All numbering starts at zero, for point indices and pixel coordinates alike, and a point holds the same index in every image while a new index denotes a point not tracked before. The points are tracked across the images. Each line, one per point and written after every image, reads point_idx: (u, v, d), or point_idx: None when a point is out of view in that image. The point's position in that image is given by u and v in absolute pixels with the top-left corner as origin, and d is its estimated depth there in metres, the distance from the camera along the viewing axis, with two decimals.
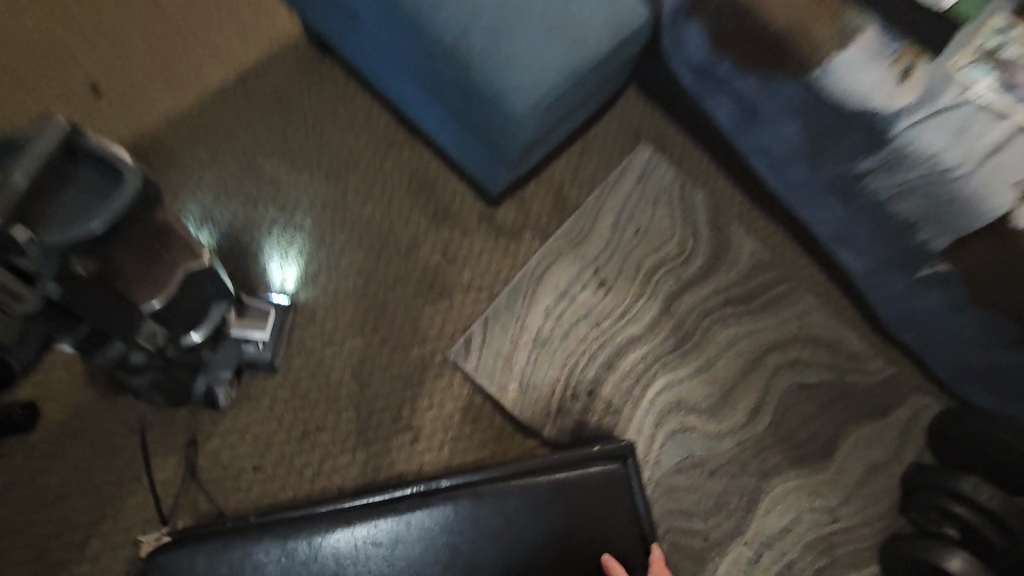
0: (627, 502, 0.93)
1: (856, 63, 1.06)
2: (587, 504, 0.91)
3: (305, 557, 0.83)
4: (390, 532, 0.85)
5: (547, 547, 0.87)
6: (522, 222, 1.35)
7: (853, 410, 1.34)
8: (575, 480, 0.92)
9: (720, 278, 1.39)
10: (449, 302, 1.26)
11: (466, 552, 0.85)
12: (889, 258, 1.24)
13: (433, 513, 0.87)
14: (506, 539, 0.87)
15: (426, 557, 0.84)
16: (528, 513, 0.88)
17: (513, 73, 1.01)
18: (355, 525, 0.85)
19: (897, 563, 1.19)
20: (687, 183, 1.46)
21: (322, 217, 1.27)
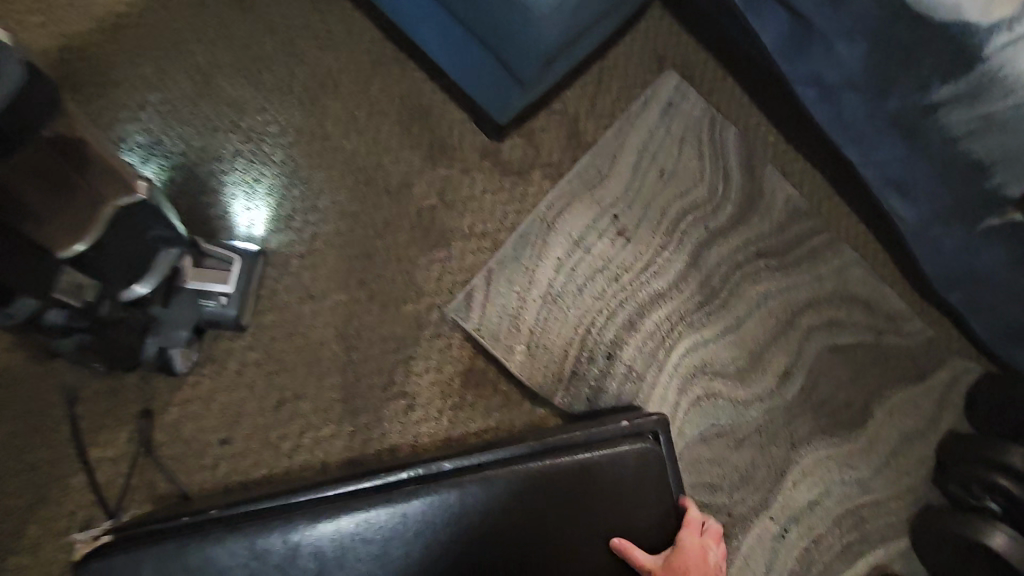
0: (658, 484, 0.81)
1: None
2: (613, 487, 0.79)
3: (280, 558, 0.70)
4: (383, 526, 0.72)
5: (568, 541, 0.76)
6: (531, 160, 1.17)
7: (889, 375, 1.23)
8: (601, 462, 0.79)
9: (752, 229, 1.24)
10: (448, 251, 1.09)
11: (473, 547, 0.73)
12: (949, 208, 1.08)
13: (434, 503, 0.74)
14: (518, 531, 0.75)
15: (426, 554, 0.72)
16: (545, 500, 0.76)
17: None
18: (341, 517, 0.72)
19: (929, 538, 1.10)
20: (719, 118, 1.28)
21: (296, 149, 1.08)
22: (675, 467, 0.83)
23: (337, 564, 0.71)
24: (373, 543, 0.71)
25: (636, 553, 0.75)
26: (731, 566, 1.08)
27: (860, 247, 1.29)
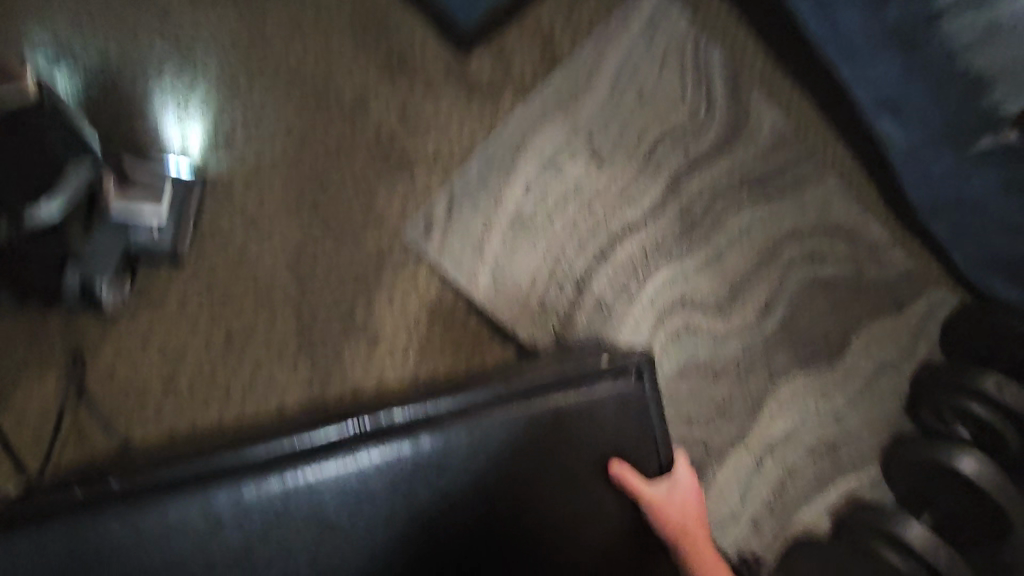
0: (638, 426, 0.77)
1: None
2: (592, 430, 0.75)
3: (218, 522, 0.65)
4: (333, 483, 0.67)
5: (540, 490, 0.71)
6: (501, 77, 1.07)
7: (866, 307, 1.21)
8: (575, 407, 0.74)
9: (736, 156, 1.18)
10: (410, 177, 0.99)
11: (433, 501, 0.69)
12: (943, 128, 1.03)
13: (390, 456, 0.69)
14: (484, 482, 0.70)
15: (385, 509, 0.68)
16: (513, 449, 0.71)
17: None
18: (286, 475, 0.66)
19: (898, 466, 1.11)
20: (703, 34, 1.19)
21: (233, 58, 0.95)
22: (657, 407, 0.78)
23: (285, 525, 0.66)
24: (322, 500, 0.67)
25: (637, 485, 0.74)
26: (705, 497, 1.08)
27: (846, 175, 1.25)
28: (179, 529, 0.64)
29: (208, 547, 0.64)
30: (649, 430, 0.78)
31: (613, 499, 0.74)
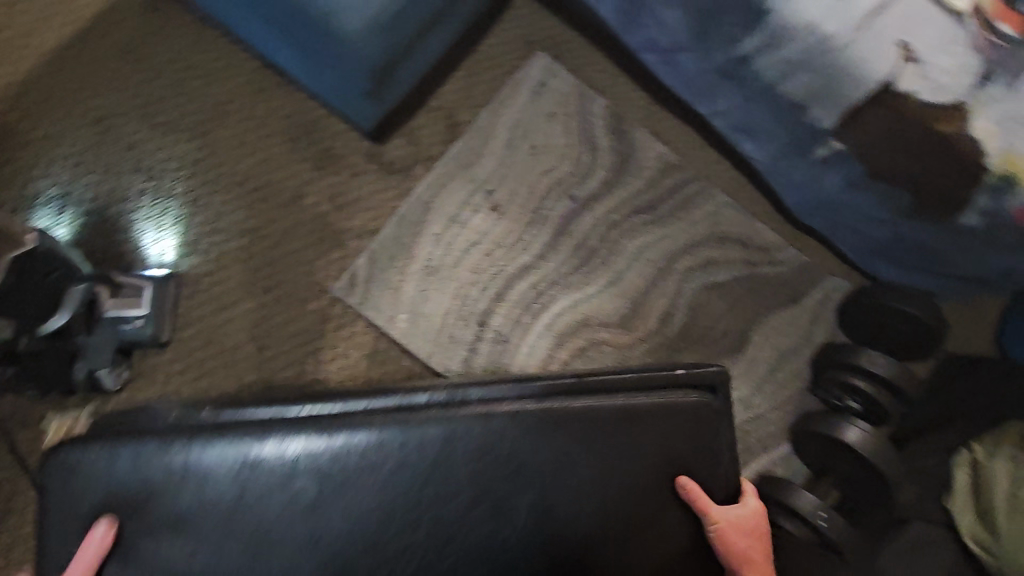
0: (711, 434, 0.86)
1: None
2: (670, 430, 0.84)
3: (320, 474, 0.77)
4: (415, 468, 0.78)
5: (610, 463, 0.81)
6: (412, 156, 1.30)
7: (762, 303, 1.37)
8: (649, 407, 0.84)
9: (625, 188, 1.38)
10: (342, 251, 1.23)
11: (500, 480, 0.79)
12: (790, 143, 1.20)
13: (471, 440, 0.79)
14: (558, 463, 0.80)
15: (458, 491, 0.79)
16: (596, 430, 0.81)
17: None
18: (374, 452, 0.78)
19: (804, 444, 1.21)
20: (587, 90, 1.40)
21: (194, 180, 1.20)
22: (729, 421, 0.88)
23: (365, 497, 0.77)
24: (391, 479, 0.78)
25: (710, 510, 0.84)
26: None
27: (731, 189, 1.42)
28: (288, 474, 0.76)
29: (298, 506, 0.76)
30: (719, 443, 0.87)
31: (675, 514, 0.84)
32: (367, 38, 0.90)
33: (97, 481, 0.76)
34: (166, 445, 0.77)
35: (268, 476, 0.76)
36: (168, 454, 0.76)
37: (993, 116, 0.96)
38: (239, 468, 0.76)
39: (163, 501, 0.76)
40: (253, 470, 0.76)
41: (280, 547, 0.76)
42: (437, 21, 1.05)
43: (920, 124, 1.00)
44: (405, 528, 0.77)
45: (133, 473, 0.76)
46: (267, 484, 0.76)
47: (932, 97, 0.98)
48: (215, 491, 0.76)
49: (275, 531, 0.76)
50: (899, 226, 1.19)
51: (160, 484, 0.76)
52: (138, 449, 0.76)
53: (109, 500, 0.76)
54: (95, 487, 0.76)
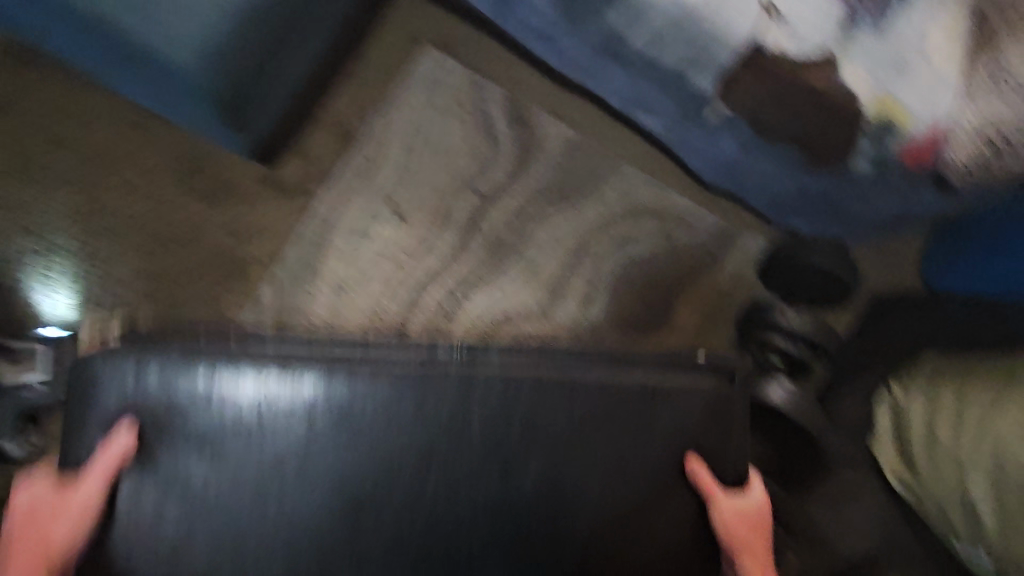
0: (726, 419, 0.88)
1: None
2: (682, 409, 0.87)
3: (333, 419, 0.81)
4: (426, 417, 0.82)
5: (621, 419, 0.85)
6: (307, 174, 1.27)
7: (683, 271, 1.37)
8: (673, 387, 0.86)
9: (532, 175, 1.35)
10: (248, 281, 1.22)
11: (512, 418, 0.83)
12: (681, 112, 1.18)
13: (485, 386, 0.83)
14: (570, 409, 0.84)
15: (463, 432, 0.82)
16: (615, 393, 0.85)
17: (168, 33, 0.86)
18: (388, 401, 0.82)
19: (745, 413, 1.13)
20: (481, 80, 1.36)
21: (81, 232, 1.18)
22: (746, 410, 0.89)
23: (374, 442, 0.81)
24: (401, 425, 0.82)
25: (716, 495, 0.86)
26: None
27: (640, 161, 1.41)
28: (303, 417, 0.81)
29: (306, 449, 0.81)
30: (732, 426, 0.88)
31: (682, 495, 0.86)
32: (207, 79, 0.88)
33: (129, 391, 0.81)
34: (194, 368, 0.81)
35: (289, 416, 0.81)
36: (203, 378, 0.81)
37: (859, 61, 0.99)
38: (260, 401, 0.81)
39: (186, 422, 0.81)
40: (276, 405, 0.80)
41: (288, 488, 0.81)
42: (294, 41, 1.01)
43: (795, 81, 0.99)
44: (408, 480, 0.82)
45: (169, 388, 0.81)
46: (284, 425, 0.81)
47: (797, 52, 0.99)
48: (238, 423, 0.81)
49: (285, 475, 0.81)
50: (799, 182, 1.18)
51: (188, 405, 0.81)
52: (169, 368, 0.81)
53: (137, 407, 0.81)
54: (131, 393, 0.81)
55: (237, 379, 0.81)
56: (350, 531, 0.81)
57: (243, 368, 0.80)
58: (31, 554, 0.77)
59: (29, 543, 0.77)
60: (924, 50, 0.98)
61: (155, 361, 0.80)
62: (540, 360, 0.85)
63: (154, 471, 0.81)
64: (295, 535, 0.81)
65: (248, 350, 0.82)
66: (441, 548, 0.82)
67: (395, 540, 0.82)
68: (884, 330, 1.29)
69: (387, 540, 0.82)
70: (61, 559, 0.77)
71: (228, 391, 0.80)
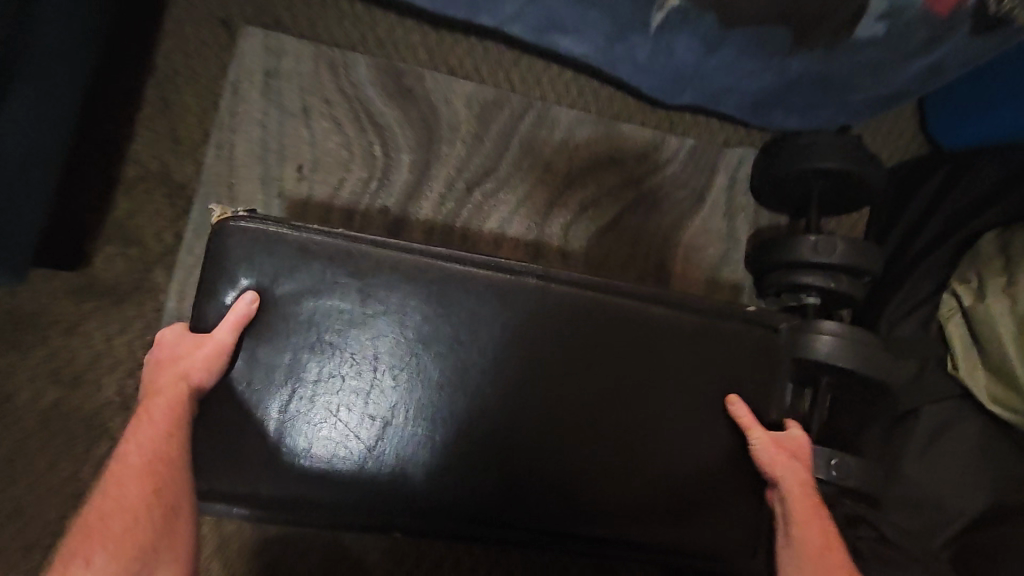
0: (767, 367, 0.77)
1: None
2: (728, 357, 0.76)
3: (435, 321, 0.69)
4: (541, 312, 0.71)
5: (667, 347, 0.74)
6: (140, 262, 0.89)
7: (669, 221, 1.08)
8: (717, 328, 0.76)
9: (446, 162, 1.00)
10: (106, 443, 0.84)
11: (612, 311, 0.73)
12: (614, 23, 0.85)
13: (566, 296, 0.72)
14: (624, 330, 0.73)
15: (558, 345, 0.71)
16: (668, 330, 0.74)
17: None
18: (498, 305, 0.70)
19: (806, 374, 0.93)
20: (334, 55, 0.98)
21: None
22: (784, 363, 0.78)
23: (476, 347, 0.69)
24: (509, 326, 0.70)
25: (752, 420, 0.73)
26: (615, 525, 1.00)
27: (575, 100, 1.08)
28: (399, 321, 0.68)
29: (404, 351, 0.68)
30: (775, 378, 0.77)
31: (722, 425, 0.74)
32: None
33: (227, 256, 0.66)
34: (304, 254, 0.67)
35: (398, 303, 0.68)
36: (316, 266, 0.67)
37: None
38: (359, 296, 0.67)
39: (279, 310, 0.66)
40: (383, 296, 0.68)
41: (383, 381, 0.67)
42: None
43: None
44: (508, 382, 0.69)
45: (287, 263, 0.66)
46: (378, 327, 0.68)
47: None
48: (344, 313, 0.67)
49: (379, 376, 0.67)
50: (782, 69, 0.90)
51: (300, 288, 0.66)
52: (280, 245, 0.67)
53: (253, 280, 0.66)
54: (248, 257, 0.66)
55: (330, 280, 0.67)
56: (438, 435, 0.68)
57: (364, 256, 0.67)
58: (165, 387, 0.62)
59: (162, 376, 0.62)
60: None
61: (273, 234, 0.66)
62: (602, 285, 0.74)
63: (260, 340, 0.66)
64: (379, 442, 0.67)
65: (373, 240, 0.68)
66: (538, 441, 0.69)
67: (478, 445, 0.68)
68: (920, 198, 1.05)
69: (483, 432, 0.69)
70: (193, 397, 0.62)
71: (339, 279, 0.67)
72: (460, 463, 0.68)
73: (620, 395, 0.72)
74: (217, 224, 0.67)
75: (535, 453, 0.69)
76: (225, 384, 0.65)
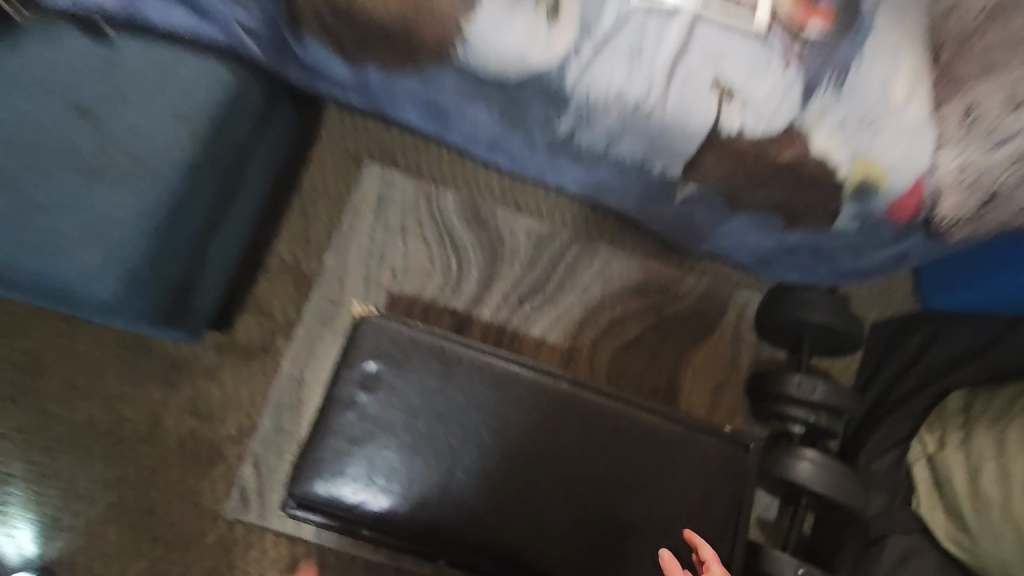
0: (736, 475, 0.95)
1: (495, 19, 0.86)
2: (707, 464, 0.95)
3: (490, 410, 0.91)
4: (569, 412, 0.93)
5: (662, 450, 0.94)
6: (268, 331, 1.17)
7: (682, 344, 1.30)
8: (702, 439, 0.95)
9: (506, 277, 1.27)
10: (222, 465, 1.09)
11: (623, 416, 0.94)
12: (647, 194, 1.11)
13: (587, 402, 0.93)
14: (630, 431, 0.94)
15: (579, 440, 0.92)
16: (665, 437, 0.94)
17: (76, 256, 0.79)
18: (538, 403, 0.92)
19: (784, 488, 1.11)
20: (432, 189, 1.29)
21: (34, 450, 1.06)
22: (753, 474, 0.97)
23: (517, 434, 0.91)
24: (544, 421, 0.92)
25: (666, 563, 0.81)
26: None
27: (615, 238, 1.33)
28: (462, 407, 0.91)
29: (464, 432, 0.90)
30: (744, 484, 0.96)
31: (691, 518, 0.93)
32: (137, 290, 0.81)
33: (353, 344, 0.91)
34: (401, 349, 0.91)
35: (465, 391, 0.91)
36: (410, 358, 0.91)
37: (831, 124, 0.93)
38: (437, 384, 0.91)
39: (377, 390, 0.89)
40: (455, 386, 0.91)
41: (447, 448, 0.89)
42: (218, 209, 0.93)
43: (767, 155, 0.94)
44: (538, 465, 0.91)
45: (391, 354, 0.90)
46: (447, 410, 0.90)
47: (764, 130, 0.92)
48: (428, 393, 0.90)
49: (443, 448, 0.89)
50: (780, 240, 1.13)
51: (395, 373, 0.90)
52: (388, 340, 0.91)
53: (376, 368, 0.89)
54: (372, 346, 0.90)
55: (418, 370, 0.90)
56: (480, 499, 0.89)
57: (446, 355, 0.91)
58: None
59: None
60: (888, 107, 0.94)
61: (388, 330, 0.91)
62: (614, 395, 0.95)
63: (355, 414, 0.88)
64: (436, 500, 0.88)
65: (453, 343, 0.92)
66: (554, 514, 0.90)
67: (509, 510, 0.89)
68: (907, 350, 1.22)
69: (514, 501, 0.90)
70: None
71: (424, 370, 0.91)
72: (493, 523, 0.89)
73: (624, 485, 0.92)
74: (359, 318, 0.92)
75: (550, 516, 0.90)
76: (339, 438, 0.87)
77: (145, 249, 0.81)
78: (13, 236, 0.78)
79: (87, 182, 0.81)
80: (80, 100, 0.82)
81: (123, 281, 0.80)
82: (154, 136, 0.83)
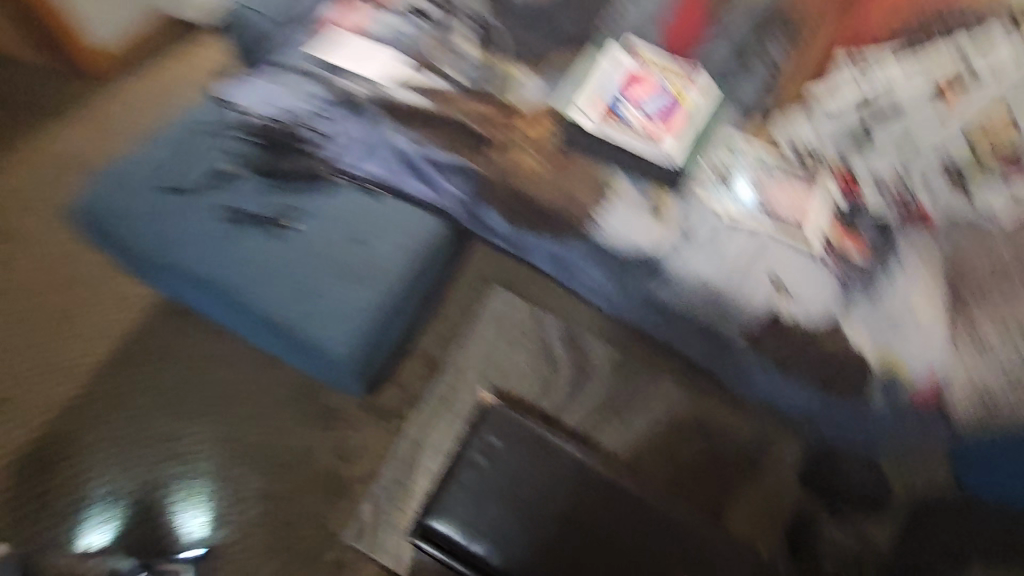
0: None
1: (623, 215, 1.29)
2: None
3: (572, 496, 1.17)
4: (634, 511, 1.17)
5: (706, 558, 1.15)
6: (401, 400, 1.52)
7: (728, 478, 1.52)
8: (742, 558, 1.16)
9: (588, 393, 1.58)
10: (348, 499, 1.40)
11: (677, 523, 1.17)
12: (715, 353, 1.33)
13: (649, 505, 1.17)
14: (681, 537, 1.16)
15: (638, 536, 1.15)
16: (709, 549, 1.16)
17: (328, 329, 1.18)
18: (610, 498, 1.17)
19: None
20: (541, 314, 1.66)
21: (222, 455, 1.41)
22: None
23: (591, 520, 1.16)
24: (613, 514, 1.16)
25: None
26: None
27: (682, 377, 1.61)
28: (551, 489, 1.18)
29: (550, 508, 1.16)
30: None
31: None
32: (356, 357, 1.19)
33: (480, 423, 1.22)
34: (513, 434, 1.21)
35: (555, 477, 1.18)
36: (518, 442, 1.20)
37: (859, 324, 1.24)
38: (536, 466, 1.19)
39: (491, 461, 1.19)
40: (549, 471, 1.19)
41: (536, 518, 1.15)
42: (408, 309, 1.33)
43: (811, 338, 1.23)
44: (604, 549, 1.14)
45: (506, 436, 1.21)
46: (539, 489, 1.17)
47: (807, 321, 1.24)
48: (528, 472, 1.19)
49: (533, 517, 1.15)
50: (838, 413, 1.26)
51: (506, 451, 1.20)
52: (505, 425, 1.21)
53: (494, 443, 1.20)
54: (493, 427, 1.21)
55: (522, 453, 1.20)
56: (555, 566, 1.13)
57: (546, 445, 1.21)
58: None
59: None
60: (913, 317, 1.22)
61: (507, 418, 1.22)
62: (671, 505, 1.19)
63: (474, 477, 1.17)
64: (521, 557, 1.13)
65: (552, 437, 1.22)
66: None
67: None
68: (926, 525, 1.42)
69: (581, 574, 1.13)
70: None
71: (527, 454, 1.20)
72: None
73: None
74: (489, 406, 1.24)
75: None
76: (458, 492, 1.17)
77: (369, 330, 1.20)
78: (296, 309, 1.19)
79: (346, 282, 1.22)
80: (351, 229, 1.27)
81: (350, 349, 1.18)
82: (390, 259, 1.25)
